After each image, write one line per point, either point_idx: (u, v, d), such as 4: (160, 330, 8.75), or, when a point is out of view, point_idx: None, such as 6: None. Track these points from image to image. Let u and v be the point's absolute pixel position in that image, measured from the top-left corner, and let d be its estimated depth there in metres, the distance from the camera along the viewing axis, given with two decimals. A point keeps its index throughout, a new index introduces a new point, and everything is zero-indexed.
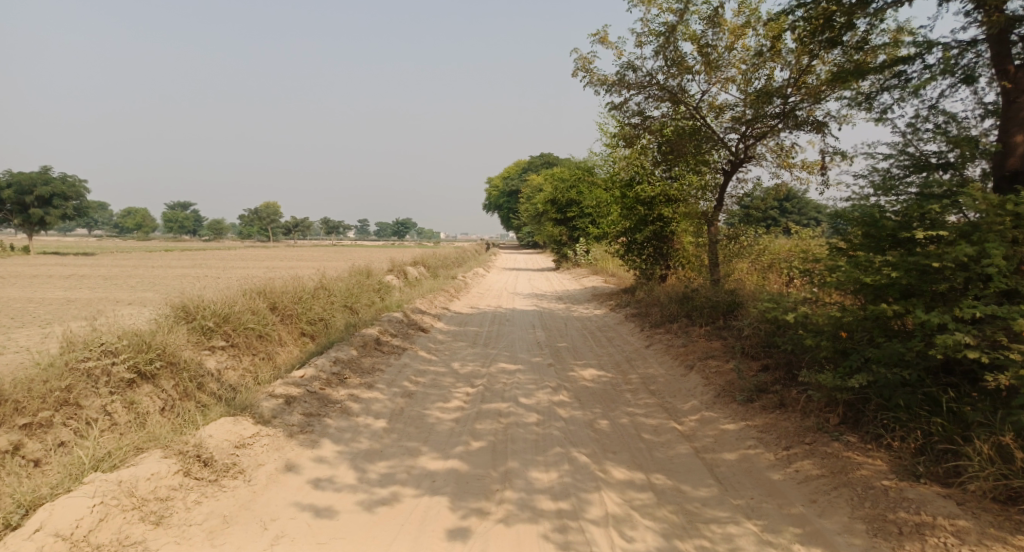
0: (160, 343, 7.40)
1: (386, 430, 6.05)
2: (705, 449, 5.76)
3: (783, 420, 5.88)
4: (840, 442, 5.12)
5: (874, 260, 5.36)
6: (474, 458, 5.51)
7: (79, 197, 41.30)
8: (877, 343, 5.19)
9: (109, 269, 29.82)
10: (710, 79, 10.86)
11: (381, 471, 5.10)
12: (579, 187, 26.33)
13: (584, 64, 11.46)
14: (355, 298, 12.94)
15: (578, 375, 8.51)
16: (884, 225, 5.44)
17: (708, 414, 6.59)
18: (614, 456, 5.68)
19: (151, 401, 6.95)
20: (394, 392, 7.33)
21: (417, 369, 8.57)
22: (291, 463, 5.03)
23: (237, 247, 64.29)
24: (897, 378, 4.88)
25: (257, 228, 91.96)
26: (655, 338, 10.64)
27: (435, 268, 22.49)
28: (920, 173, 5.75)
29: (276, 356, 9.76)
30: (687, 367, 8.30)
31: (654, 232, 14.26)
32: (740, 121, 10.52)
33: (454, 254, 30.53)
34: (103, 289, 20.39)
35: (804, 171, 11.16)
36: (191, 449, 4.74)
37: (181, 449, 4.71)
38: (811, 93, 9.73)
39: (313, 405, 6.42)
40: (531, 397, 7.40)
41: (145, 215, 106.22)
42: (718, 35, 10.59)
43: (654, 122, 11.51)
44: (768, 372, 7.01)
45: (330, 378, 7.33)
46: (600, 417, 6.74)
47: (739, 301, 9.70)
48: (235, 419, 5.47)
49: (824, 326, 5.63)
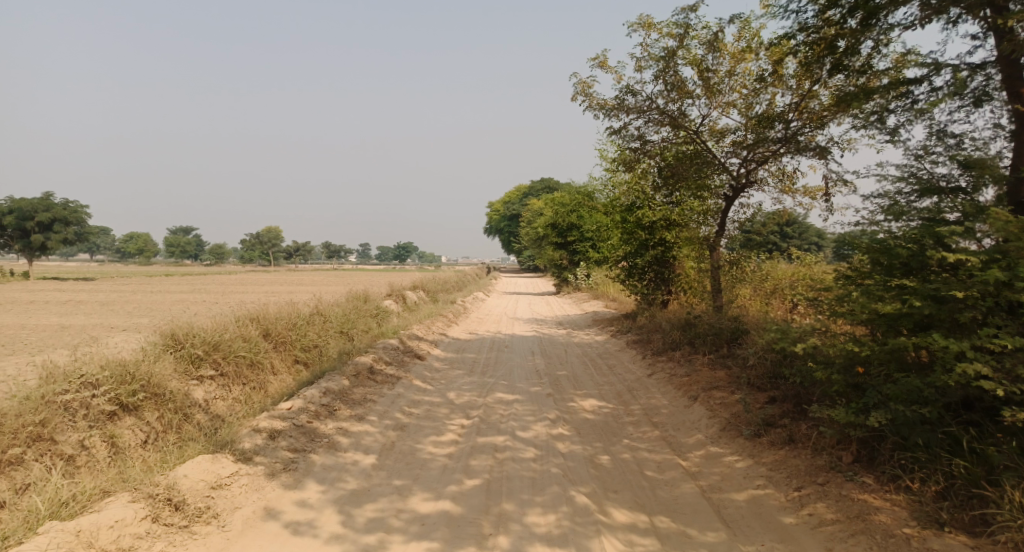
0: (144, 373, 7.14)
1: (375, 468, 5.75)
2: (711, 488, 5.45)
3: (793, 457, 5.58)
4: (855, 484, 4.82)
5: (888, 290, 5.11)
6: (468, 498, 5.22)
7: (79, 222, 41.34)
8: (893, 378, 4.92)
9: (106, 294, 29.54)
10: (710, 103, 10.73)
11: (368, 515, 4.79)
12: (580, 212, 26.17)
13: (583, 88, 11.35)
14: (351, 324, 12.67)
15: (578, 406, 8.21)
16: (896, 252, 5.20)
17: (714, 450, 6.28)
18: (615, 495, 5.38)
19: (133, 435, 6.67)
20: (386, 425, 7.03)
21: (411, 400, 8.27)
22: (270, 506, 4.73)
23: (237, 271, 64.15)
24: (916, 416, 4.57)
25: (258, 252, 91.92)
26: (657, 366, 10.33)
27: (435, 292, 22.23)
28: (928, 196, 5.53)
29: (268, 385, 9.48)
30: (691, 398, 8.00)
31: (655, 257, 14.03)
32: (741, 145, 10.35)
33: (454, 278, 30.29)
34: (99, 315, 20.15)
35: (807, 196, 10.97)
36: (161, 493, 4.46)
37: (150, 492, 4.43)
38: (813, 119, 9.58)
39: (299, 439, 6.12)
40: (529, 430, 7.09)
41: (147, 239, 106.31)
42: (719, 59, 10.50)
43: (654, 146, 11.36)
44: (775, 404, 6.71)
45: (319, 410, 7.05)
46: (601, 452, 6.43)
47: (743, 328, 9.43)
48: (214, 458, 5.19)
49: (835, 359, 5.36)
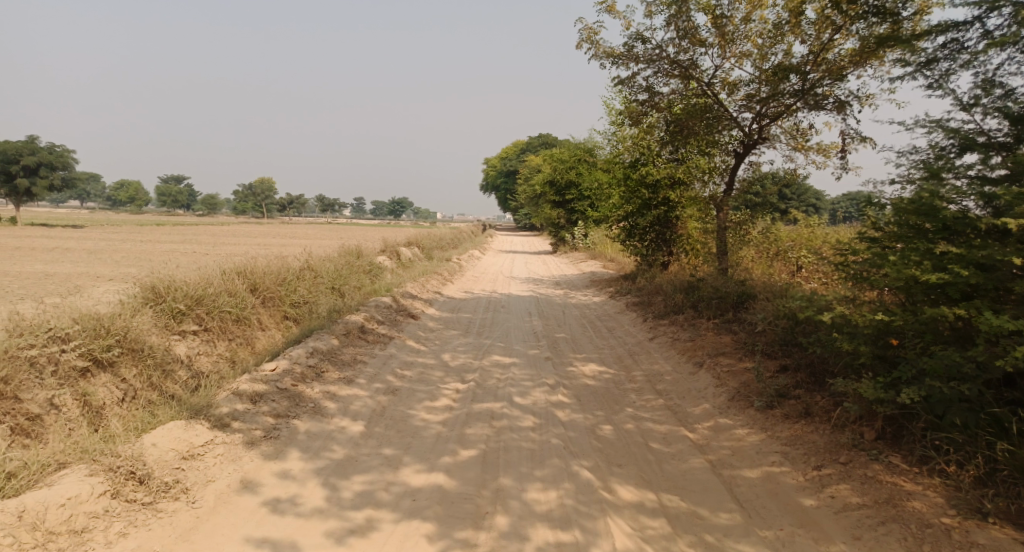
0: (120, 328, 6.71)
1: (363, 436, 5.37)
2: (722, 463, 5.10)
3: (811, 433, 5.21)
4: (882, 464, 4.47)
5: (930, 256, 4.67)
6: (463, 471, 4.85)
7: (65, 168, 40.31)
8: (930, 351, 4.49)
9: (95, 242, 28.77)
10: (723, 53, 10.09)
11: (355, 489, 4.43)
12: (579, 168, 25.58)
13: (588, 34, 10.65)
14: (343, 280, 12.19)
15: (577, 371, 7.83)
16: (941, 214, 4.77)
17: (723, 421, 5.91)
18: (620, 470, 5.02)
19: (107, 393, 6.28)
20: (376, 389, 6.64)
21: (403, 361, 7.87)
22: (247, 478, 4.35)
23: (229, 222, 63.15)
24: (954, 393, 4.16)
25: (251, 205, 90.63)
26: (659, 330, 9.95)
27: (430, 249, 21.71)
28: (970, 152, 5.04)
29: (255, 342, 9.06)
30: (696, 364, 7.63)
31: (658, 216, 13.51)
32: (754, 99, 9.71)
33: (450, 234, 29.71)
34: (84, 264, 19.53)
35: (820, 154, 10.44)
36: (124, 465, 4.08)
37: (111, 465, 4.04)
38: (833, 71, 8.95)
39: (283, 404, 5.73)
40: (527, 397, 6.72)
41: (139, 187, 104.38)
42: (734, 5, 9.78)
43: (662, 99, 10.70)
44: (788, 373, 6.34)
45: (305, 372, 6.65)
46: (603, 422, 6.07)
47: (750, 293, 9.04)
48: (187, 424, 4.79)
49: (863, 329, 4.95)
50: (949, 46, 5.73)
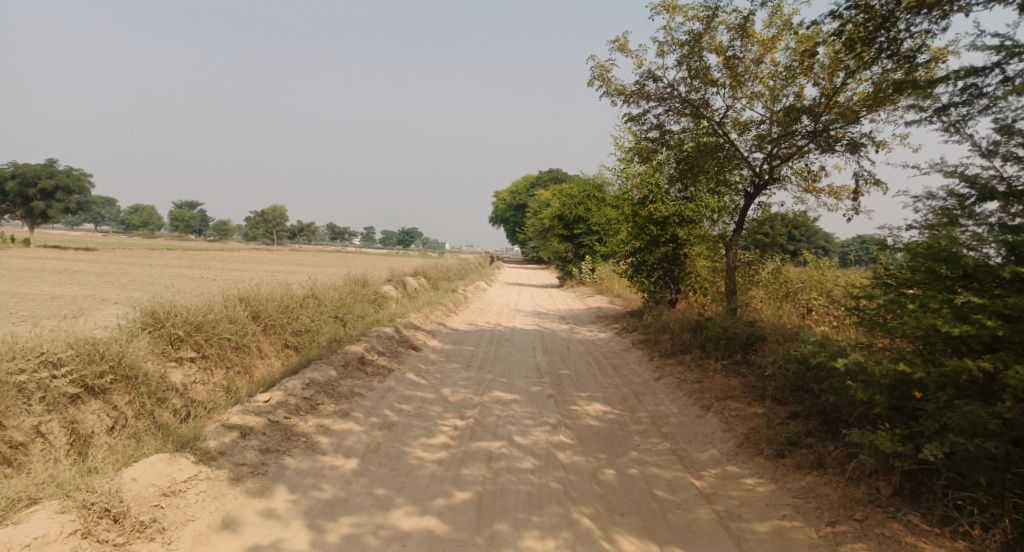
0: (115, 354, 6.58)
1: (355, 474, 5.16)
2: (729, 515, 4.85)
3: (823, 485, 4.97)
4: (900, 523, 4.23)
5: (951, 304, 4.51)
6: (456, 515, 4.63)
7: (81, 191, 40.81)
8: (951, 405, 4.29)
9: (104, 266, 28.83)
10: (734, 94, 10.07)
11: (341, 532, 4.22)
12: (588, 203, 25.60)
13: (600, 71, 10.68)
14: (347, 309, 12.05)
15: (581, 410, 7.60)
16: (961, 261, 4.62)
17: (731, 469, 5.67)
18: (621, 519, 4.78)
19: (97, 421, 6.11)
20: (372, 423, 6.43)
21: (402, 395, 7.67)
22: (228, 517, 4.15)
23: (239, 248, 63.55)
24: (979, 451, 3.94)
25: (262, 231, 91.29)
26: (665, 369, 9.72)
27: (437, 280, 21.61)
28: (991, 200, 4.87)
29: (253, 370, 8.88)
30: (703, 407, 7.39)
31: (666, 254, 13.37)
32: (765, 139, 9.63)
33: (457, 266, 29.65)
34: (92, 287, 19.54)
35: (831, 196, 10.31)
36: (98, 502, 3.91)
37: (84, 502, 3.87)
38: (845, 114, 8.88)
39: (273, 438, 5.54)
40: (527, 436, 6.50)
41: (152, 211, 105.53)
42: (746, 46, 9.80)
43: (673, 137, 10.65)
44: (799, 420, 6.10)
45: (299, 404, 6.47)
46: (606, 465, 5.83)
47: (759, 334, 8.83)
48: (171, 458, 4.62)
49: (879, 379, 4.76)
50: (967, 92, 5.63)
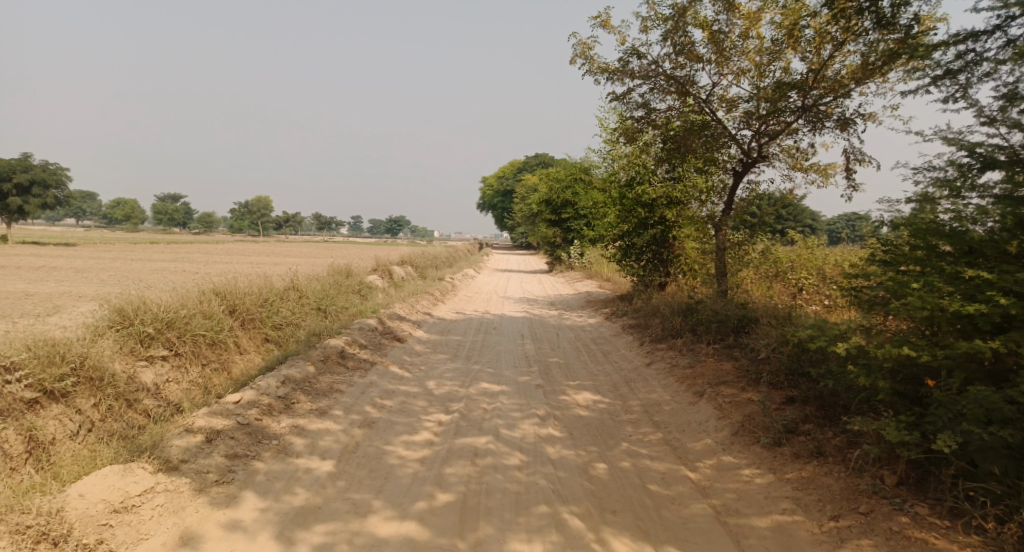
0: (77, 355, 6.20)
1: (331, 476, 4.87)
2: (727, 509, 4.60)
3: (824, 475, 4.73)
4: (907, 516, 4.00)
5: (959, 283, 4.28)
6: (438, 519, 4.35)
7: (59, 187, 39.85)
8: (962, 391, 4.06)
9: (81, 261, 28.08)
10: (721, 70, 9.75)
11: (313, 542, 3.95)
12: (575, 188, 25.29)
13: (583, 49, 10.31)
14: (330, 300, 11.66)
15: (570, 400, 7.32)
16: (967, 236, 4.36)
17: (727, 459, 5.42)
18: (613, 517, 4.50)
19: (59, 427, 5.74)
20: (351, 421, 6.12)
21: (384, 390, 7.35)
22: (187, 535, 3.88)
23: (223, 241, 62.62)
24: (996, 440, 3.70)
25: (247, 223, 90.25)
26: (656, 354, 9.47)
27: (424, 268, 21.24)
28: (993, 169, 4.59)
29: (231, 366, 8.49)
30: (696, 394, 7.13)
31: (654, 236, 13.07)
32: (752, 116, 9.32)
33: (445, 254, 29.27)
34: (69, 283, 18.96)
35: (820, 174, 10.04)
36: (34, 526, 3.68)
37: (20, 526, 3.65)
38: (834, 88, 8.58)
39: (243, 441, 5.23)
40: (515, 430, 6.22)
41: (135, 206, 103.92)
42: (732, 21, 9.46)
43: (659, 117, 10.31)
44: (795, 406, 5.85)
45: (273, 404, 6.15)
46: (596, 459, 5.56)
47: (751, 316, 8.60)
48: (126, 469, 4.32)
49: (882, 362, 4.51)
50: (965, 57, 5.34)
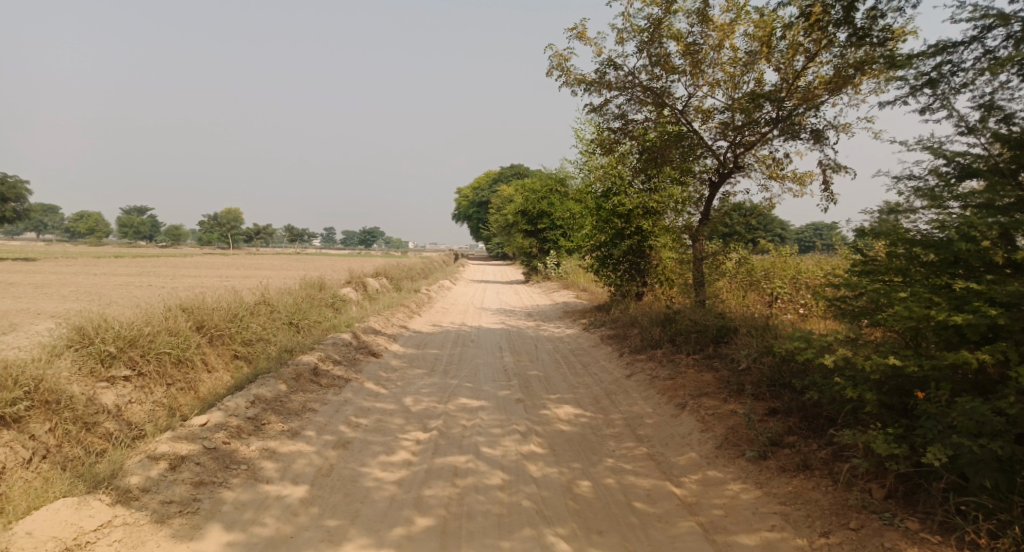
0: (31, 378, 5.86)
1: (304, 502, 4.63)
2: (714, 526, 4.48)
3: (812, 490, 4.64)
4: (898, 531, 3.92)
5: (945, 294, 4.24)
6: (416, 546, 4.14)
7: (20, 201, 38.66)
8: (951, 403, 4.01)
9: (43, 276, 27.17)
10: (695, 81, 9.76)
11: None
12: (551, 198, 25.31)
13: (559, 60, 10.25)
14: (303, 314, 11.36)
15: (551, 415, 7.16)
16: (951, 246, 4.34)
17: (712, 474, 5.30)
18: (600, 538, 4.35)
19: (11, 454, 5.40)
20: (324, 442, 5.88)
21: (358, 408, 7.10)
22: None
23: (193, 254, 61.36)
24: (987, 452, 3.65)
25: (217, 235, 88.68)
26: (635, 365, 9.37)
27: (399, 280, 20.97)
28: (973, 178, 4.59)
29: (199, 385, 8.15)
30: (678, 406, 7.03)
31: (631, 246, 13.02)
32: (728, 127, 9.33)
33: (420, 265, 29.01)
34: (29, 299, 18.29)
35: (796, 183, 10.10)
36: None
37: None
38: (808, 98, 8.63)
39: (209, 467, 4.97)
40: (495, 447, 6.03)
41: (101, 218, 101.44)
42: (706, 33, 9.48)
43: (635, 127, 10.27)
44: (779, 418, 5.78)
45: (242, 426, 5.88)
46: (580, 477, 5.40)
47: (730, 326, 8.55)
48: (80, 502, 4.10)
49: (869, 374, 4.44)
50: (942, 68, 5.36)
